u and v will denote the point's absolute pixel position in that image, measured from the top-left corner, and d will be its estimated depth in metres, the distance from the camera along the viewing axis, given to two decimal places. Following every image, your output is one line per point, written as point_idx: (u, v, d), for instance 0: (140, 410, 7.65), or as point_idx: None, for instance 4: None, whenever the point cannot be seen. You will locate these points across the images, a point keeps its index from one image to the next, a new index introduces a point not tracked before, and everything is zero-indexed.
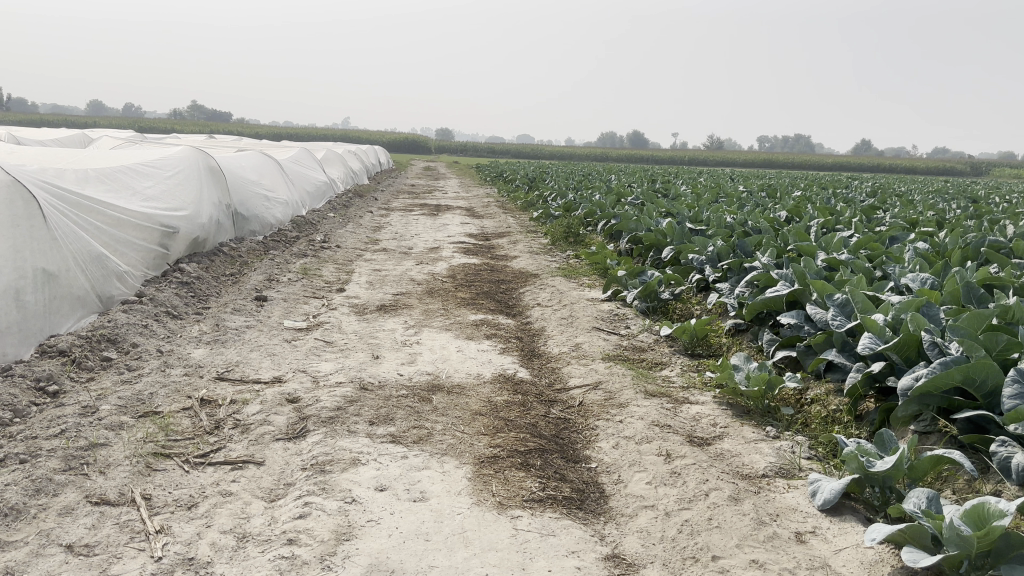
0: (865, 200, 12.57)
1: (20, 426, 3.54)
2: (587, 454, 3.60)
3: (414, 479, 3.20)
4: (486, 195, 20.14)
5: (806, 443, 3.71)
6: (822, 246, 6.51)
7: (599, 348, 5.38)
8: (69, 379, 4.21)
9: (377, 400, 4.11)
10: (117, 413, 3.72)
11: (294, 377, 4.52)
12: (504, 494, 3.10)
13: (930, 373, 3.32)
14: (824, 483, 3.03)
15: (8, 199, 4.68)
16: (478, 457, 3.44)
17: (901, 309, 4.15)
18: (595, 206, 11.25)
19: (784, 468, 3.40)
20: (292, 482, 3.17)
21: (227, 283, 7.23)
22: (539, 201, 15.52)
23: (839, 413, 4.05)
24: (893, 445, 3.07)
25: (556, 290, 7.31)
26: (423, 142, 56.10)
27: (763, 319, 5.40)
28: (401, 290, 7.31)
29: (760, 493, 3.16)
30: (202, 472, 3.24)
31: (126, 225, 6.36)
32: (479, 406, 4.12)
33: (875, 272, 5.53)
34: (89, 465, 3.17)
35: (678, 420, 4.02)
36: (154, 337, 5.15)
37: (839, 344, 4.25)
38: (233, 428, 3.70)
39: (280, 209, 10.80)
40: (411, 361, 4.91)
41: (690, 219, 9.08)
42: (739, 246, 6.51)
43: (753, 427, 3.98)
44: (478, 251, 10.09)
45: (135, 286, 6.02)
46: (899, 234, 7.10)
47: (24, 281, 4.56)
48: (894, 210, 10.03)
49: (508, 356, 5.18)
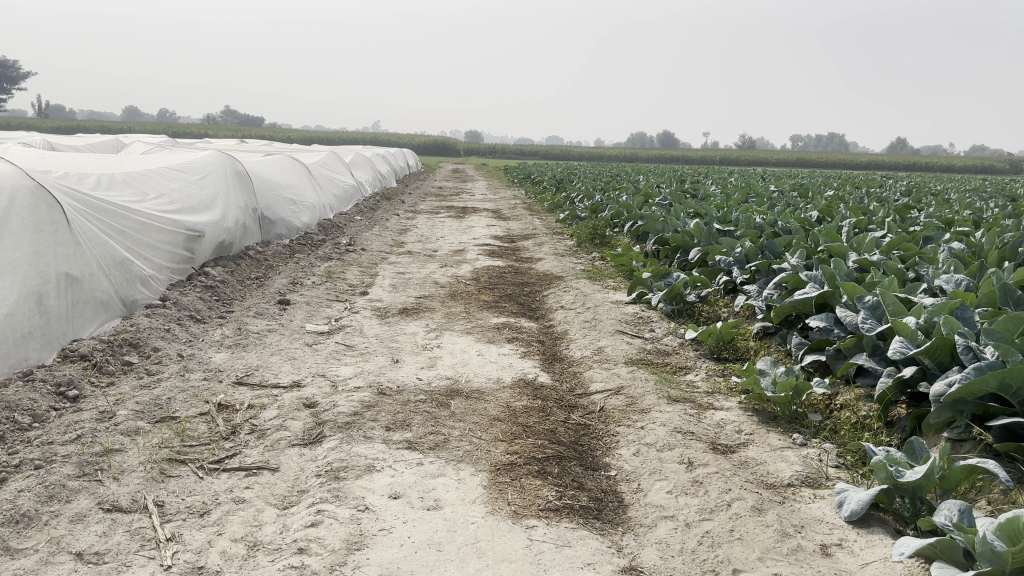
0: (899, 199, 12.32)
1: (37, 431, 3.55)
2: (607, 462, 3.51)
3: (428, 487, 3.14)
4: (513, 197, 20.05)
5: (834, 451, 3.59)
6: (853, 247, 6.35)
7: (622, 351, 5.29)
8: (89, 384, 4.22)
9: (394, 405, 4.07)
10: (133, 419, 3.72)
11: (312, 381, 4.49)
12: (520, 502, 3.03)
13: (963, 379, 3.20)
14: (851, 494, 2.92)
15: (32, 204, 4.71)
16: (494, 464, 3.37)
17: (934, 311, 4.01)
18: (622, 207, 11.13)
19: (810, 477, 3.29)
20: (306, 489, 3.13)
21: (252, 287, 7.23)
22: (566, 202, 15.42)
23: (869, 419, 3.93)
24: (924, 454, 2.96)
25: (580, 293, 7.21)
26: (451, 145, 56.30)
27: (793, 322, 5.27)
28: (425, 293, 7.26)
29: (784, 503, 3.05)
30: (216, 478, 3.21)
31: (151, 229, 6.39)
32: (498, 411, 4.05)
33: (908, 273, 5.38)
34: (103, 471, 3.16)
35: (702, 426, 3.93)
36: (176, 341, 5.16)
37: (870, 348, 4.13)
38: (249, 433, 3.68)
39: (306, 213, 10.84)
40: (431, 365, 4.86)
41: (719, 220, 8.93)
42: (768, 247, 6.38)
43: (779, 434, 3.87)
44: (503, 254, 10.02)
45: (158, 291, 6.04)
46: (934, 234, 6.91)
47: (47, 286, 4.57)
48: (929, 210, 9.79)
49: (529, 360, 5.11)
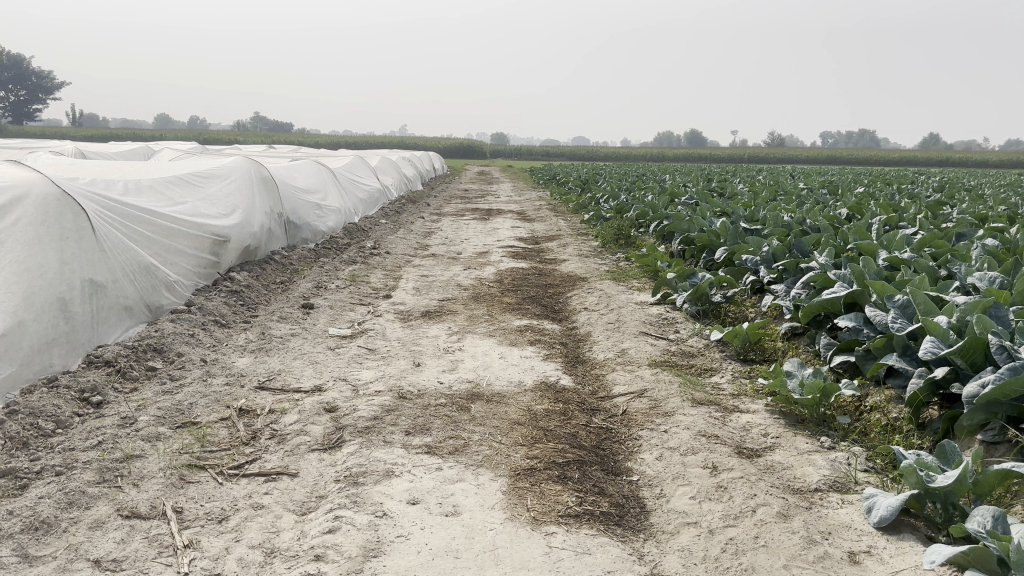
0: (933, 195, 12.05)
1: (60, 438, 3.58)
2: (629, 467, 3.46)
3: (447, 492, 3.10)
4: (538, 198, 20.04)
5: (863, 455, 3.50)
6: (883, 245, 6.22)
7: (646, 353, 5.22)
8: (113, 390, 4.24)
9: (414, 409, 4.04)
10: (154, 424, 3.73)
11: (334, 386, 4.47)
12: (539, 508, 2.99)
13: (996, 380, 3.12)
14: (880, 499, 2.84)
15: (57, 211, 4.76)
16: (514, 469, 3.33)
17: (966, 310, 3.91)
18: (647, 207, 11.02)
19: (838, 482, 3.21)
20: (324, 495, 3.11)
21: (277, 291, 7.26)
22: (591, 203, 15.34)
23: (900, 422, 3.83)
24: (956, 458, 2.89)
25: (604, 294, 7.16)
26: (477, 147, 56.55)
27: (821, 322, 5.16)
28: (447, 296, 7.25)
29: (811, 509, 2.97)
30: (235, 484, 3.20)
31: (177, 235, 6.43)
32: (518, 415, 4.00)
33: (940, 271, 5.26)
34: (123, 477, 3.17)
35: (727, 430, 3.85)
36: (200, 346, 5.18)
37: (900, 349, 4.03)
38: (269, 438, 3.67)
39: (332, 217, 10.87)
40: (452, 368, 4.83)
41: (745, 219, 8.80)
42: (795, 246, 6.28)
43: (807, 437, 3.78)
44: (528, 256, 9.96)
45: (184, 296, 6.08)
46: (967, 231, 6.76)
47: (72, 292, 4.61)
48: (962, 206, 9.58)
49: (552, 363, 5.06)
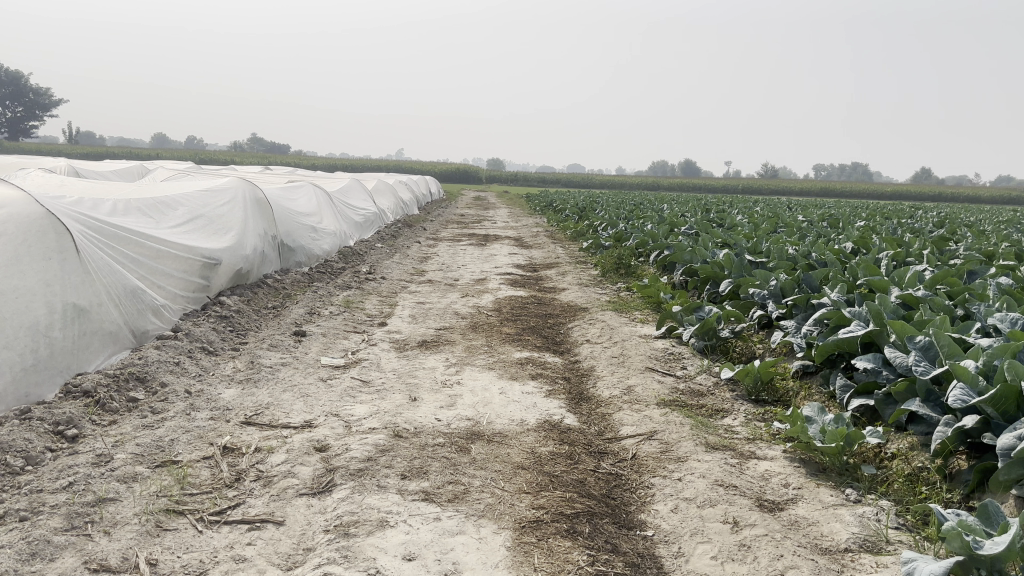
0: (935, 230, 11.96)
1: (29, 476, 3.32)
2: (643, 520, 3.21)
3: (446, 547, 2.85)
4: (536, 225, 19.89)
5: (893, 510, 3.25)
6: (895, 281, 6.01)
7: (654, 391, 4.99)
8: (90, 423, 3.99)
9: (411, 450, 3.78)
10: (131, 463, 3.47)
11: (325, 421, 4.22)
12: (548, 568, 2.74)
13: None
14: (922, 564, 2.53)
15: (40, 231, 4.54)
16: (519, 521, 3.08)
17: (994, 353, 3.64)
18: (647, 237, 10.84)
19: (869, 541, 2.97)
20: (312, 547, 2.85)
21: (268, 317, 7.00)
22: (590, 230, 15.20)
23: (927, 472, 3.60)
24: (1000, 519, 2.67)
25: (606, 326, 6.93)
26: (473, 172, 56.61)
27: (835, 362, 4.94)
28: (445, 324, 7.01)
29: (843, 573, 2.73)
30: (216, 533, 2.94)
31: (165, 257, 6.19)
32: (522, 458, 3.76)
33: (958, 310, 5.05)
34: (93, 525, 2.91)
35: (745, 479, 3.61)
36: (185, 376, 4.92)
37: (923, 394, 3.80)
38: (254, 481, 3.41)
39: (327, 240, 10.64)
40: (450, 405, 4.57)
41: (748, 250, 8.62)
42: (804, 280, 6.07)
43: (831, 488, 3.54)
44: (526, 284, 9.73)
45: (172, 320, 5.82)
46: (980, 268, 6.56)
47: (52, 317, 4.38)
48: (968, 242, 9.44)
49: (555, 400, 4.81)
